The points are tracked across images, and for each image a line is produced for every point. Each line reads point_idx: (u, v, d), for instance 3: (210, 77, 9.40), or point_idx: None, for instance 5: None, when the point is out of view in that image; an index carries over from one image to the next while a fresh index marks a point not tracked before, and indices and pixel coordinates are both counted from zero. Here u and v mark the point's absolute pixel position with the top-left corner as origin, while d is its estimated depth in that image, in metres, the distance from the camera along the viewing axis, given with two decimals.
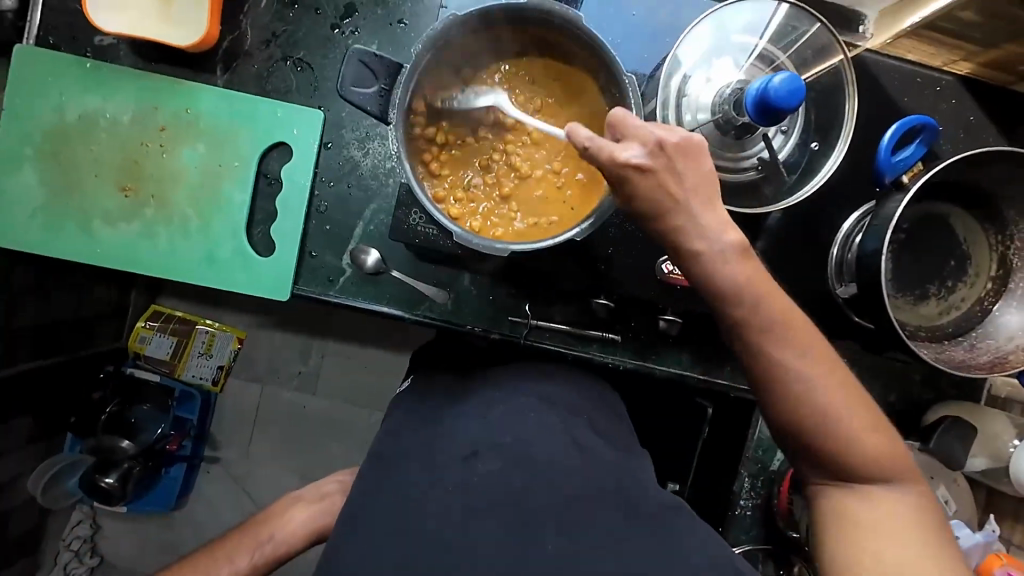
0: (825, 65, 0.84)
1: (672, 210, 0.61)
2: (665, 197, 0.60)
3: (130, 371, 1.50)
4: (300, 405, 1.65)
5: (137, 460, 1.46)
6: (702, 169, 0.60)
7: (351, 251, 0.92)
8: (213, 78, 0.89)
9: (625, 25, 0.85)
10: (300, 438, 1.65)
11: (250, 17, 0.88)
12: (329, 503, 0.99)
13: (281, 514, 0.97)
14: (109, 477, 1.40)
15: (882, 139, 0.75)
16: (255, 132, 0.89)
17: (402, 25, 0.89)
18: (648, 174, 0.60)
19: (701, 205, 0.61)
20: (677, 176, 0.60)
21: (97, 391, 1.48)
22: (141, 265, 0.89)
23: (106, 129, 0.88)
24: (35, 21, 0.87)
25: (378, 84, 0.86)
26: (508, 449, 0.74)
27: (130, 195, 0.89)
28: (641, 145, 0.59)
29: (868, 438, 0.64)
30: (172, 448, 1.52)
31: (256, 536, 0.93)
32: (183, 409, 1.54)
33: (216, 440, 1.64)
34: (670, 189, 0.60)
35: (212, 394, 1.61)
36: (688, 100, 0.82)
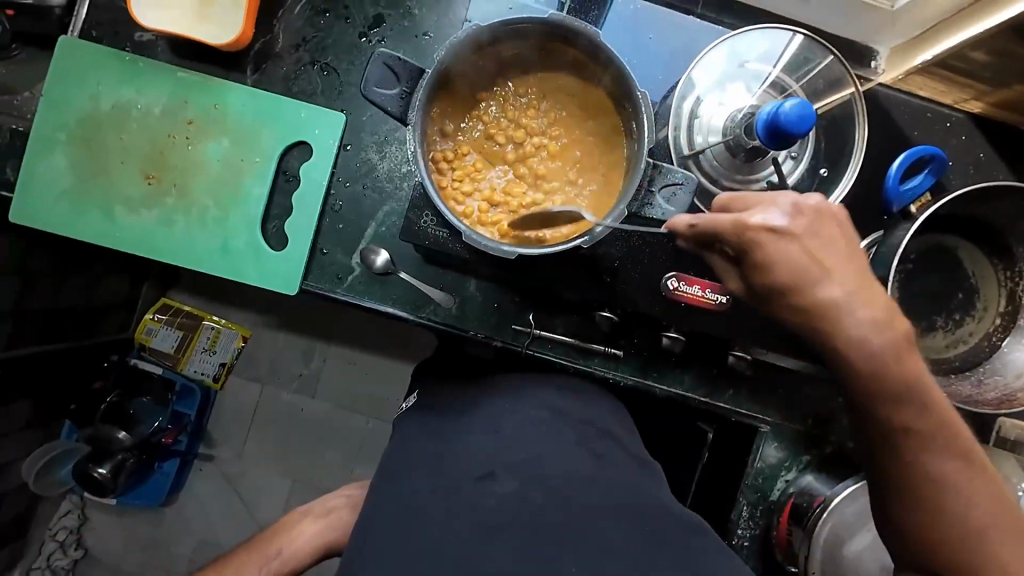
0: (836, 101, 0.86)
1: (824, 282, 0.63)
2: (807, 261, 0.63)
3: (134, 363, 1.53)
4: (298, 407, 1.65)
5: (132, 451, 1.47)
6: (841, 232, 0.64)
7: (362, 251, 0.94)
8: (243, 77, 0.93)
9: (642, 48, 0.86)
10: (296, 440, 1.64)
11: (283, 22, 0.93)
12: (334, 517, 1.02)
13: (289, 529, 1.00)
14: (102, 466, 1.42)
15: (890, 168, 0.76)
16: (277, 129, 0.92)
17: (427, 37, 0.93)
18: (789, 236, 0.62)
19: (856, 290, 0.64)
20: (817, 239, 0.64)
21: (98, 381, 1.49)
22: (156, 251, 0.91)
23: (137, 120, 0.91)
24: (81, 16, 0.92)
25: (400, 87, 0.81)
26: (522, 468, 0.76)
27: (153, 184, 0.91)
28: (779, 209, 0.63)
29: (1006, 542, 0.65)
30: (167, 441, 1.53)
31: (264, 551, 0.96)
32: (181, 404, 1.55)
33: (212, 438, 1.64)
34: (823, 259, 0.63)
35: (212, 389, 1.62)
36: (699, 122, 0.84)
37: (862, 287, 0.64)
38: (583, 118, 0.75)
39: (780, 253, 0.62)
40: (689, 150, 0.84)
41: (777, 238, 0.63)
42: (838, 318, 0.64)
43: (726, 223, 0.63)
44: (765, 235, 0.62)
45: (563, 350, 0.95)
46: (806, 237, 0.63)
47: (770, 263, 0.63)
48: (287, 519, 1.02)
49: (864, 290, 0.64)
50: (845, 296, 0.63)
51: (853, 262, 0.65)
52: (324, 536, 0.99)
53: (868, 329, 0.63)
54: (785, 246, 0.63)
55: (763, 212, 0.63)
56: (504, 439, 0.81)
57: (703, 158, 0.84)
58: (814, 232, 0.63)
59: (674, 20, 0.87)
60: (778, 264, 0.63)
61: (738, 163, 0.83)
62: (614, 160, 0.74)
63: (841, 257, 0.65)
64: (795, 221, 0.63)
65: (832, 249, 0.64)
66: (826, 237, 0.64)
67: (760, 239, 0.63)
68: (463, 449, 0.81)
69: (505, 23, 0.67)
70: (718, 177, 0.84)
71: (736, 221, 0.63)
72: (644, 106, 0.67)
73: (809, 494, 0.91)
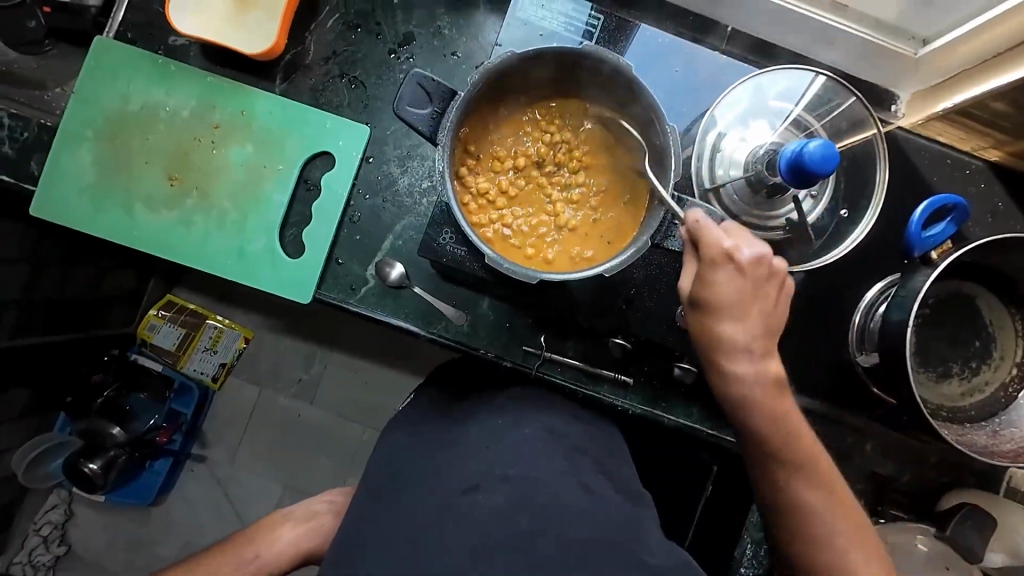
0: (857, 141, 0.87)
1: (735, 315, 0.68)
2: (741, 296, 0.67)
3: (135, 358, 1.51)
4: (295, 413, 1.63)
5: (124, 448, 1.44)
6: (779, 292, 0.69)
7: (377, 263, 0.94)
8: (272, 85, 0.94)
9: (668, 79, 0.87)
10: (291, 446, 1.62)
11: (315, 35, 0.94)
12: (316, 523, 0.96)
13: (269, 530, 0.95)
14: (94, 462, 1.38)
15: (912, 214, 0.73)
16: (302, 139, 0.93)
17: (456, 58, 0.95)
18: (739, 275, 0.67)
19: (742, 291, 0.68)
20: (761, 290, 0.68)
21: (98, 374, 1.47)
22: (174, 252, 0.91)
23: (164, 121, 0.92)
24: (117, 19, 0.93)
25: (431, 107, 0.89)
26: (512, 482, 0.76)
27: (176, 185, 0.92)
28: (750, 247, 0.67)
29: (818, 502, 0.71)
30: (161, 440, 1.49)
31: (237, 557, 0.90)
32: (179, 402, 1.54)
33: (207, 439, 1.62)
34: (756, 302, 0.68)
35: (211, 389, 1.61)
36: (722, 155, 0.85)
37: (760, 335, 0.69)
38: (607, 147, 0.76)
39: (721, 281, 0.67)
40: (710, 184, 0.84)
41: (730, 267, 0.67)
42: (733, 352, 0.69)
43: (706, 236, 0.67)
44: (718, 261, 0.67)
45: (572, 371, 0.95)
46: (747, 281, 0.67)
47: (717, 287, 0.67)
48: (270, 519, 0.97)
49: (766, 340, 0.69)
50: (749, 335, 0.69)
51: (768, 317, 0.69)
52: (304, 545, 0.94)
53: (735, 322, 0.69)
54: (729, 280, 0.67)
55: (737, 242, 0.67)
56: (496, 450, 0.82)
57: (723, 194, 0.84)
58: (756, 280, 0.67)
59: (700, 54, 0.88)
60: (719, 290, 0.67)
61: (759, 203, 0.84)
62: (636, 189, 0.75)
63: (771, 305, 0.69)
64: (751, 264, 0.67)
65: (762, 299, 0.68)
66: (768, 291, 0.69)
67: (717, 263, 0.67)
68: (452, 463, 0.81)
69: (541, 50, 0.67)
70: (738, 214, 0.84)
71: (715, 243, 0.66)
72: (672, 139, 0.67)
73: None
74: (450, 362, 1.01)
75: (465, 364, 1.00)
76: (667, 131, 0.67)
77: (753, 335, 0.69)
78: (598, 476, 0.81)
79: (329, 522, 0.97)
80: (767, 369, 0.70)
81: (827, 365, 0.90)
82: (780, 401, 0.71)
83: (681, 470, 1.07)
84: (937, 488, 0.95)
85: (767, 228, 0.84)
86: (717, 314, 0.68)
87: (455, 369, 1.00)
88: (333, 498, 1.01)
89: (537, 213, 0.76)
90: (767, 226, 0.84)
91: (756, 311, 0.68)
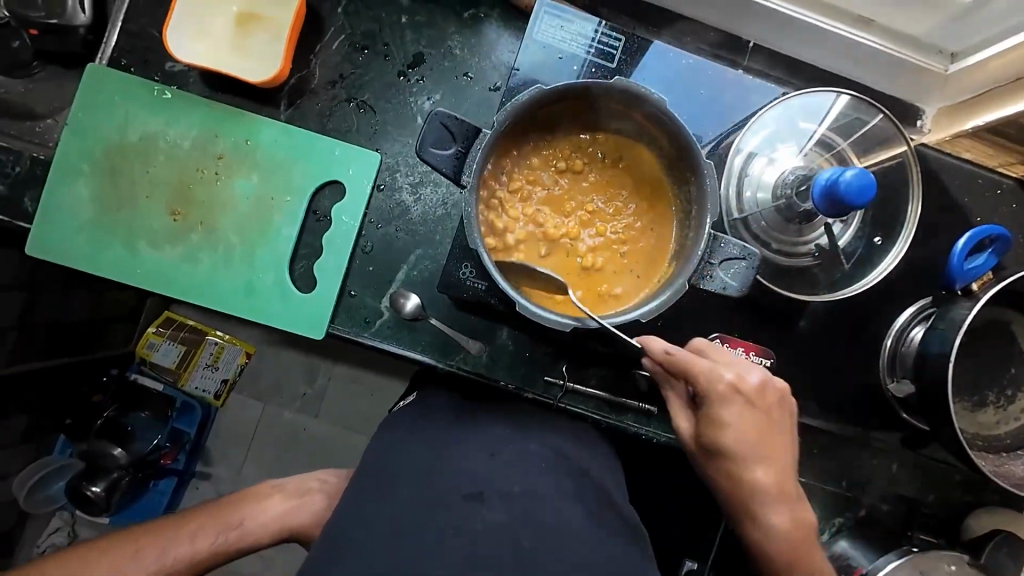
0: (885, 157, 0.84)
1: (738, 441, 0.69)
2: (745, 420, 0.69)
3: (134, 378, 1.47)
4: (300, 428, 1.60)
5: (127, 470, 1.40)
6: (777, 413, 0.71)
7: (392, 295, 0.91)
8: (276, 112, 0.90)
9: (690, 99, 0.83)
10: (296, 463, 1.59)
11: (320, 57, 0.90)
12: (307, 500, 0.91)
13: (256, 500, 0.90)
14: (96, 485, 1.35)
15: (956, 244, 0.73)
16: (311, 168, 0.89)
17: (467, 79, 0.91)
18: (743, 399, 0.69)
19: (751, 428, 0.69)
20: (762, 410, 0.70)
21: (97, 395, 1.44)
22: (180, 289, 0.87)
23: (164, 152, 0.88)
24: (110, 43, 0.89)
25: (456, 146, 0.69)
26: (514, 500, 0.70)
27: (179, 220, 0.88)
28: (750, 374, 0.70)
29: None
30: (165, 462, 1.47)
31: (226, 518, 0.87)
32: (181, 421, 1.50)
33: (212, 457, 1.59)
34: (765, 432, 0.70)
35: (213, 406, 1.57)
36: (749, 178, 0.83)
37: (768, 465, 0.70)
38: (636, 180, 0.73)
39: (734, 417, 0.68)
40: (739, 215, 0.82)
41: (738, 401, 0.68)
42: (758, 492, 0.70)
43: (705, 373, 0.68)
44: (722, 394, 0.68)
45: (595, 402, 0.92)
46: (757, 412, 0.69)
47: (719, 417, 0.69)
48: (257, 488, 0.93)
49: (782, 472, 0.71)
50: (765, 470, 0.70)
51: (782, 446, 0.71)
52: (292, 520, 0.89)
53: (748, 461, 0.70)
54: (741, 413, 0.68)
55: (736, 370, 0.70)
56: (496, 463, 0.75)
57: (751, 220, 0.82)
58: (765, 406, 0.70)
59: (726, 74, 0.84)
60: (723, 417, 0.69)
61: (788, 228, 0.82)
62: (664, 223, 0.73)
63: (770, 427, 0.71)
64: (758, 391, 0.69)
65: (774, 428, 0.71)
66: (772, 414, 0.71)
67: (724, 399, 0.68)
68: (453, 459, 0.75)
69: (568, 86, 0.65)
70: (768, 241, 0.82)
71: (712, 369, 0.69)
72: (710, 178, 0.65)
73: (845, 567, 0.86)
74: (452, 375, 0.92)
75: (479, 389, 0.90)
76: (704, 164, 0.64)
77: (770, 470, 0.70)
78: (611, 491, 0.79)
79: (320, 502, 0.91)
80: (793, 505, 0.71)
81: (856, 389, 0.88)
82: (807, 537, 0.71)
83: (692, 493, 1.05)
84: (964, 508, 0.93)
85: (796, 254, 0.83)
86: (733, 450, 0.69)
87: (465, 390, 0.90)
88: (327, 478, 0.95)
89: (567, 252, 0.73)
90: (797, 252, 0.83)
91: (772, 442, 0.71)
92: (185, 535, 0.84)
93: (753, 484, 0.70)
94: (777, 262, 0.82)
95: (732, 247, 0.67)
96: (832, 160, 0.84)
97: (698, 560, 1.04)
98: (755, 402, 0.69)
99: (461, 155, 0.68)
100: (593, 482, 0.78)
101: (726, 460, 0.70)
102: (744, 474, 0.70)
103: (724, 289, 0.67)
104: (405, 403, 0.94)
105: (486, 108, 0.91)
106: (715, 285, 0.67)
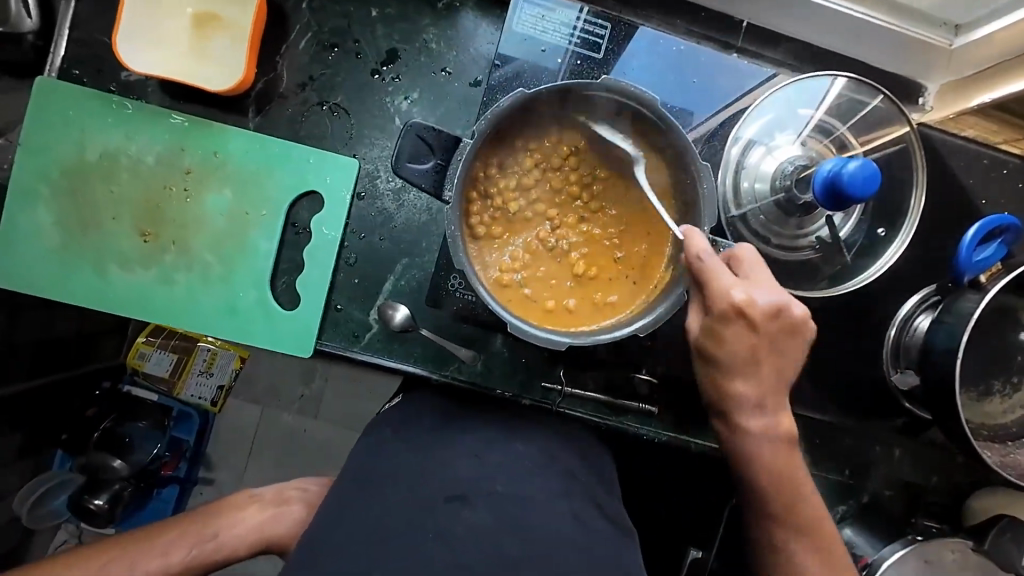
0: (888, 139, 0.80)
1: (738, 359, 0.65)
2: (752, 341, 0.64)
3: (127, 390, 1.43)
4: (300, 429, 1.59)
5: (129, 481, 1.38)
6: (792, 339, 0.65)
7: (379, 306, 0.87)
8: (244, 119, 0.85)
9: (683, 88, 0.80)
10: (296, 463, 1.58)
11: (287, 59, 0.84)
12: (285, 510, 0.92)
13: (233, 511, 0.91)
14: (99, 498, 1.33)
15: (965, 234, 0.71)
16: (286, 179, 0.85)
17: (445, 74, 0.86)
18: (749, 318, 0.62)
19: (755, 348, 0.64)
20: (773, 335, 0.64)
21: (92, 408, 1.39)
22: (157, 314, 0.83)
23: (128, 169, 0.83)
24: (59, 52, 0.82)
25: (434, 159, 0.69)
26: (499, 502, 0.70)
27: (150, 241, 0.83)
28: (766, 293, 0.63)
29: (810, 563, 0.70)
30: (165, 473, 1.45)
31: (199, 531, 0.88)
32: (179, 429, 1.48)
33: (213, 461, 1.57)
34: (767, 354, 0.65)
35: (212, 413, 1.53)
36: (748, 169, 0.79)
37: (767, 385, 0.67)
38: (636, 179, 0.69)
39: (728, 334, 0.63)
40: (737, 212, 0.79)
41: (740, 321, 0.62)
42: (739, 404, 0.67)
43: (717, 285, 0.61)
44: (729, 308, 0.62)
45: (594, 407, 0.90)
46: (758, 336, 0.63)
47: (722, 332, 0.63)
48: (235, 498, 0.94)
49: (770, 388, 0.67)
50: (752, 384, 0.66)
51: (778, 371, 0.66)
52: (265, 532, 0.90)
53: (748, 381, 0.66)
54: (734, 332, 0.63)
55: (749, 291, 0.62)
56: (483, 466, 0.75)
57: (750, 215, 0.79)
58: (769, 333, 0.63)
59: (723, 61, 0.81)
60: (729, 335, 0.63)
61: (788, 221, 0.78)
62: (662, 224, 0.69)
63: (783, 347, 0.66)
64: (764, 316, 0.62)
65: (773, 348, 0.65)
66: (783, 341, 0.65)
67: (723, 315, 0.62)
68: (448, 465, 0.74)
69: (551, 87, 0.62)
70: (768, 236, 0.79)
71: (724, 282, 0.61)
72: (709, 184, 0.63)
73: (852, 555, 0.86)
74: (448, 386, 0.89)
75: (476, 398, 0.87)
76: (702, 168, 0.62)
77: (757, 387, 0.66)
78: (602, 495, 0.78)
79: (300, 513, 0.92)
80: (773, 421, 0.68)
81: (860, 380, 0.87)
82: (783, 449, 0.69)
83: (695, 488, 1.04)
84: (965, 488, 0.93)
85: (796, 248, 0.80)
86: (719, 363, 0.66)
87: (460, 402, 0.87)
88: (306, 486, 0.98)
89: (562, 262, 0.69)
90: (796, 246, 0.80)
91: (764, 364, 0.65)
92: (158, 547, 0.85)
93: (735, 396, 0.67)
94: (776, 257, 0.79)
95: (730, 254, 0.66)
96: (831, 146, 0.80)
97: (703, 548, 1.04)
98: (753, 327, 0.62)
99: (440, 168, 0.69)
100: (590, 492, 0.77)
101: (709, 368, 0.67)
102: (728, 386, 0.67)
103: None
104: (391, 404, 0.91)
105: (467, 105, 0.86)
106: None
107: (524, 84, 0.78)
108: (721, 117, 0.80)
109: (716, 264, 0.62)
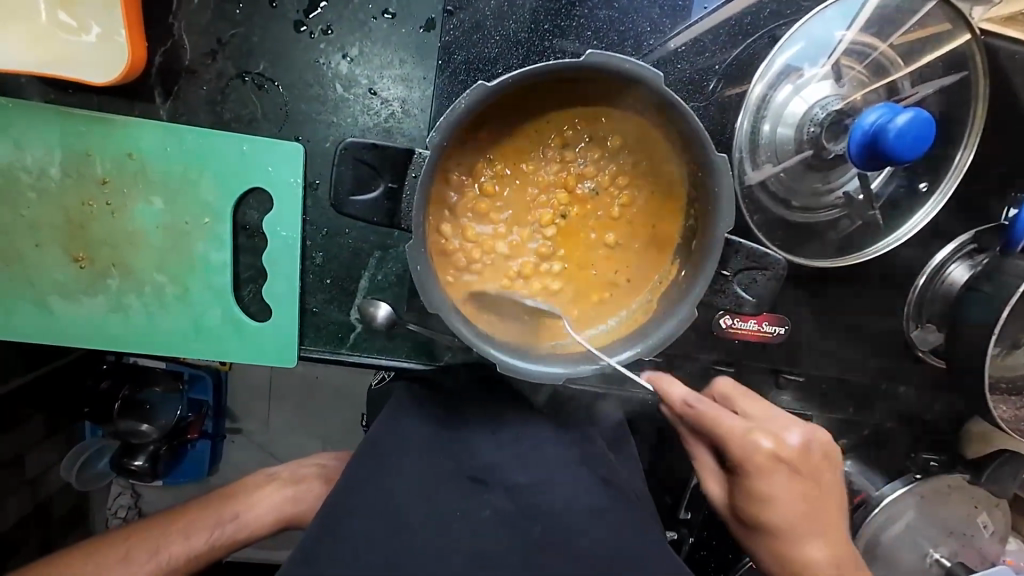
0: (944, 53, 0.65)
1: (765, 474, 0.56)
2: (800, 500, 0.57)
3: (132, 359, 1.14)
4: (311, 376, 1.26)
5: (164, 441, 1.16)
6: (829, 479, 0.59)
7: (360, 304, 0.76)
8: (153, 108, 0.70)
9: (680, 11, 0.68)
10: (309, 413, 1.28)
11: (182, 19, 0.68)
12: (305, 487, 0.93)
13: (247, 494, 0.92)
14: (137, 460, 1.13)
15: None
16: (222, 177, 0.72)
17: (388, 18, 0.68)
18: (785, 457, 0.56)
19: (788, 477, 0.56)
20: (804, 479, 0.57)
21: (104, 381, 1.13)
22: (115, 344, 0.75)
23: (32, 187, 0.70)
24: None
25: (384, 180, 0.67)
26: (521, 491, 0.59)
27: (85, 266, 0.73)
28: (789, 434, 0.57)
29: None
30: (193, 436, 1.19)
31: (218, 514, 0.89)
32: (196, 390, 1.20)
33: (238, 412, 1.29)
34: (786, 488, 0.57)
35: (224, 372, 1.23)
36: (773, 108, 0.65)
37: (833, 516, 0.59)
38: (617, 163, 0.61)
39: (775, 489, 0.56)
40: (753, 174, 0.67)
41: (781, 471, 0.56)
42: (791, 537, 0.57)
43: (723, 426, 0.57)
44: (761, 462, 0.56)
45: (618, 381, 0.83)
46: (804, 480, 0.57)
47: (763, 499, 0.57)
48: (253, 479, 0.95)
49: (843, 550, 0.59)
50: (820, 549, 0.58)
51: (838, 517, 0.59)
52: (285, 509, 0.92)
53: (788, 510, 0.57)
54: (788, 481, 0.56)
55: (771, 431, 0.57)
56: None
57: (769, 177, 0.67)
58: (809, 471, 0.57)
59: None
60: (768, 498, 0.57)
61: (813, 178, 0.67)
62: (665, 213, 0.61)
63: (803, 492, 0.57)
64: (799, 452, 0.57)
65: (821, 503, 0.58)
66: (824, 484, 0.58)
67: (756, 459, 0.56)
68: (471, 449, 0.65)
69: (521, 74, 0.52)
70: (789, 199, 0.68)
71: (721, 431, 0.57)
72: (727, 176, 0.54)
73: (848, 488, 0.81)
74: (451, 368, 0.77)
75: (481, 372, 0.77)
76: (722, 163, 0.54)
77: (827, 544, 0.58)
78: (628, 458, 0.73)
79: (317, 488, 0.93)
80: (824, 538, 0.58)
81: (879, 337, 0.80)
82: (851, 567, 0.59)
83: None
84: None
85: (822, 209, 0.69)
86: (777, 532, 0.58)
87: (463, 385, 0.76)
88: (321, 463, 0.97)
89: (543, 278, 0.62)
90: (822, 206, 0.69)
91: (828, 519, 0.59)
92: (179, 531, 0.86)
93: (782, 529, 0.57)
94: (793, 223, 0.69)
95: (747, 256, 0.65)
96: (866, 73, 0.65)
97: None
98: (793, 468, 0.56)
99: (390, 191, 0.67)
100: (623, 470, 0.69)
101: (771, 536, 0.58)
102: (800, 562, 0.58)
103: (739, 302, 0.67)
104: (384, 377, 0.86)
105: (422, 56, 0.69)
106: (729, 300, 0.66)
107: (488, 35, 0.67)
108: (732, 14, 0.67)
109: (705, 404, 0.59)
